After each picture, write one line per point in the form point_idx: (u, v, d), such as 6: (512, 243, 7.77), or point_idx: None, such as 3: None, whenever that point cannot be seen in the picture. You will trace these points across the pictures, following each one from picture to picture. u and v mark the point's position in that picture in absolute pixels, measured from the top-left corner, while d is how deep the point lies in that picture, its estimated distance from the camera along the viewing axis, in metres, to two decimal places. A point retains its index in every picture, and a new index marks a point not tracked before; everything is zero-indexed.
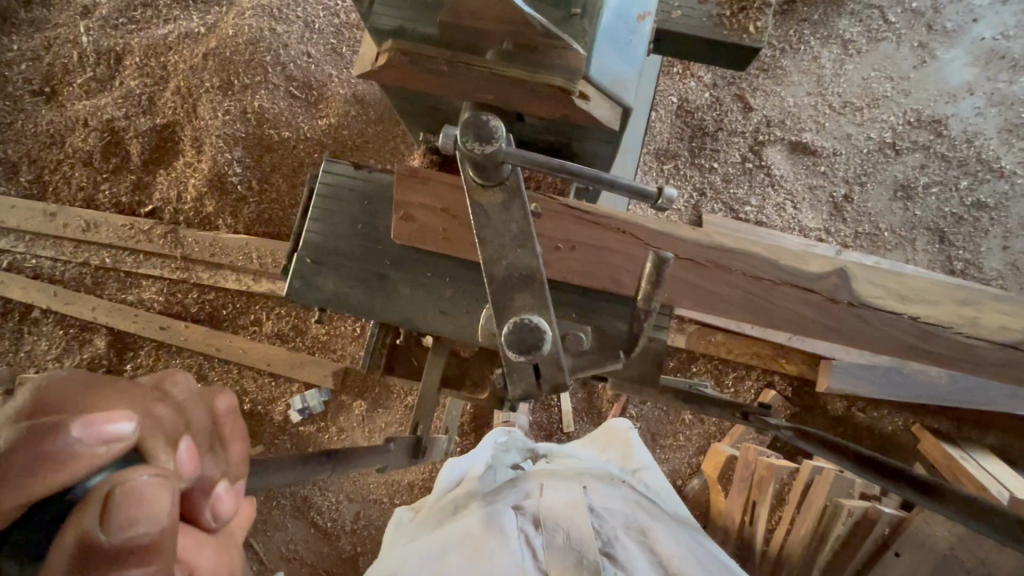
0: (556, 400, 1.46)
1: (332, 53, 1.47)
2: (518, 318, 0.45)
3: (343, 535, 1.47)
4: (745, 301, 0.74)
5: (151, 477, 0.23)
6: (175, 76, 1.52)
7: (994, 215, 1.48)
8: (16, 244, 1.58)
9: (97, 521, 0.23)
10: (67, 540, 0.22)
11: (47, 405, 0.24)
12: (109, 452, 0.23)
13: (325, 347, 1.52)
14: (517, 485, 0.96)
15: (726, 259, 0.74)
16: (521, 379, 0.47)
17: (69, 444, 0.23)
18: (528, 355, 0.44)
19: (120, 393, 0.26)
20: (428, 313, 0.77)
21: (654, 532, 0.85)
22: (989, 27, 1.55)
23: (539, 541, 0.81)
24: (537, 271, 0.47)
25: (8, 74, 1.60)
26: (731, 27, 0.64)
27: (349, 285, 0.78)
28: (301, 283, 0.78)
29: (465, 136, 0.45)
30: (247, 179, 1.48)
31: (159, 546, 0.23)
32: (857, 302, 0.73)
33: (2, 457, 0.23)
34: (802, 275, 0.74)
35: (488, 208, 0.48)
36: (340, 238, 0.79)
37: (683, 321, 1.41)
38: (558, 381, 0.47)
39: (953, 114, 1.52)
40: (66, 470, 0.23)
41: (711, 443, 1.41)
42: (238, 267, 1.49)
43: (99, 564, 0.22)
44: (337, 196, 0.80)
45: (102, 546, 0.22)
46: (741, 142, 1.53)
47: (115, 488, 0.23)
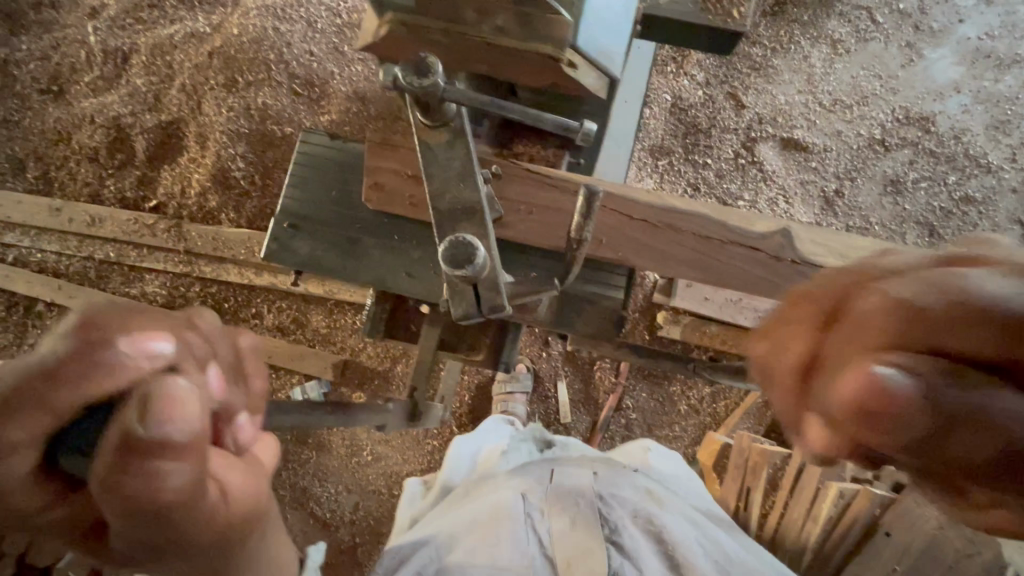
0: (553, 391, 1.48)
1: (333, 51, 1.50)
2: (454, 237, 0.50)
3: (342, 526, 1.48)
4: (696, 259, 0.77)
5: (187, 384, 0.30)
6: (181, 75, 1.55)
7: (982, 209, 1.51)
8: (22, 238, 1.61)
9: (136, 419, 0.28)
10: (114, 433, 0.28)
11: (90, 321, 0.31)
12: (151, 362, 0.30)
13: (325, 340, 1.54)
14: (529, 468, 1.00)
15: (677, 220, 0.77)
16: (462, 300, 0.53)
17: (117, 353, 0.30)
18: (463, 270, 0.49)
19: (155, 318, 0.33)
20: (399, 275, 0.81)
21: (660, 517, 0.88)
22: (974, 27, 1.59)
23: (548, 525, 0.85)
24: (477, 202, 0.56)
25: (16, 73, 1.64)
26: (716, 11, 0.67)
27: (322, 249, 0.82)
28: (280, 247, 0.82)
29: (404, 74, 0.51)
30: (250, 175, 1.51)
31: (186, 448, 0.29)
32: (801, 259, 0.76)
33: (64, 359, 0.30)
34: (749, 235, 0.77)
35: (434, 146, 0.57)
36: (316, 203, 0.84)
37: (677, 312, 1.44)
38: (495, 304, 0.53)
39: (940, 111, 1.56)
40: (115, 375, 0.30)
41: (707, 433, 1.42)
42: (241, 260, 1.52)
43: (136, 454, 0.28)
44: (314, 166, 0.85)
45: (139, 438, 0.28)
46: (734, 138, 1.57)
47: (156, 393, 0.29)
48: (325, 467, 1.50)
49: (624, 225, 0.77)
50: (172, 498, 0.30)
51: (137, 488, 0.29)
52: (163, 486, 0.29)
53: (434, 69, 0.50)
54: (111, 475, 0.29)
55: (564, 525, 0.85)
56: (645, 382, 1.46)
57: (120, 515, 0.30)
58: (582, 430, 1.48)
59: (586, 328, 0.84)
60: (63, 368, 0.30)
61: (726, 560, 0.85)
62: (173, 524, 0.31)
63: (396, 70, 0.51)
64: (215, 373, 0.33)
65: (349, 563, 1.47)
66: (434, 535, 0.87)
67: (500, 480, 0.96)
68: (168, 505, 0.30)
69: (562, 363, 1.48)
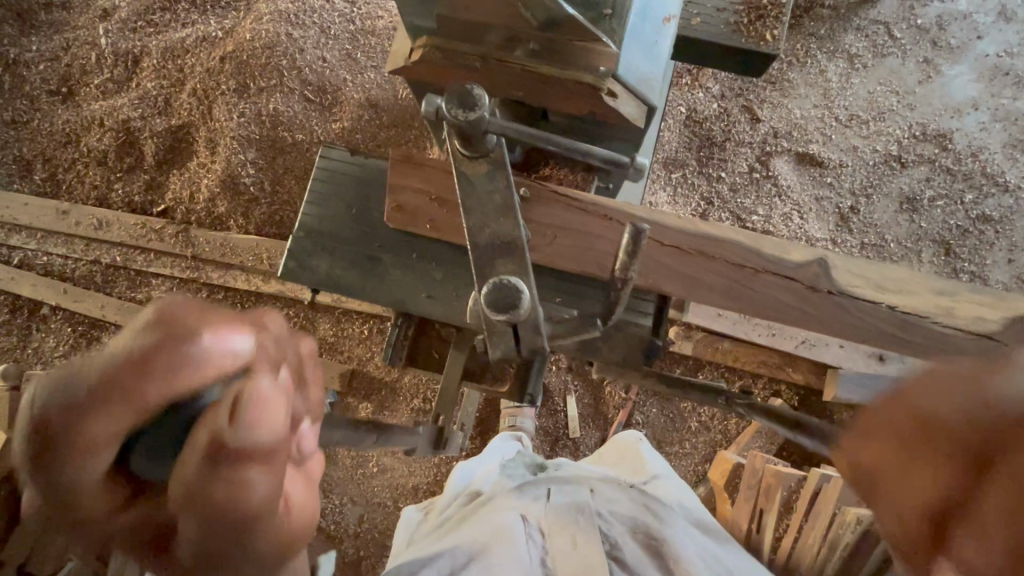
0: (562, 405, 1.47)
1: (347, 58, 1.49)
2: (500, 279, 0.51)
3: (346, 539, 1.46)
4: (729, 287, 0.80)
5: (272, 385, 0.28)
6: (192, 79, 1.54)
7: (999, 228, 1.49)
8: (28, 240, 1.59)
9: (226, 420, 0.27)
10: (203, 434, 0.27)
11: (169, 317, 0.27)
12: (231, 359, 0.28)
13: (333, 349, 1.53)
14: (525, 485, 0.98)
15: (711, 248, 0.80)
16: (501, 342, 0.53)
17: (198, 348, 0.27)
18: (507, 314, 0.50)
19: (233, 314, 0.30)
20: (417, 296, 0.79)
21: (657, 532, 0.87)
22: (993, 44, 1.58)
23: (548, 541, 0.84)
24: (517, 238, 0.54)
25: (25, 74, 1.63)
26: (748, 34, 0.66)
27: (342, 265, 0.81)
28: (297, 265, 0.81)
29: (449, 107, 0.50)
30: (260, 181, 1.50)
31: (273, 452, 0.28)
32: (837, 290, 0.79)
33: (132, 353, 0.26)
34: (783, 264, 0.79)
35: (473, 178, 0.54)
36: (335, 221, 0.82)
37: (690, 328, 1.42)
38: (536, 345, 0.54)
39: (957, 128, 1.54)
40: (189, 370, 0.27)
41: (718, 451, 1.41)
42: (248, 267, 1.50)
43: (227, 458, 0.27)
44: (335, 183, 0.83)
45: (229, 442, 0.27)
46: (749, 152, 1.55)
47: (247, 395, 0.27)
48: (330, 478, 1.48)
49: (657, 252, 0.80)
50: (257, 508, 0.28)
51: (227, 492, 0.27)
52: (250, 496, 0.28)
53: (483, 103, 0.48)
54: (204, 478, 0.27)
55: (563, 539, 0.83)
56: (655, 398, 1.44)
57: (207, 524, 0.27)
58: (592, 445, 1.46)
59: (610, 354, 0.83)
60: (150, 357, 0.26)
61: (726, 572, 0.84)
62: (254, 536, 0.29)
63: (442, 100, 0.49)
64: (294, 376, 0.31)
65: None
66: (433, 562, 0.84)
67: (498, 501, 0.94)
68: (254, 514, 0.28)
69: (572, 377, 1.47)
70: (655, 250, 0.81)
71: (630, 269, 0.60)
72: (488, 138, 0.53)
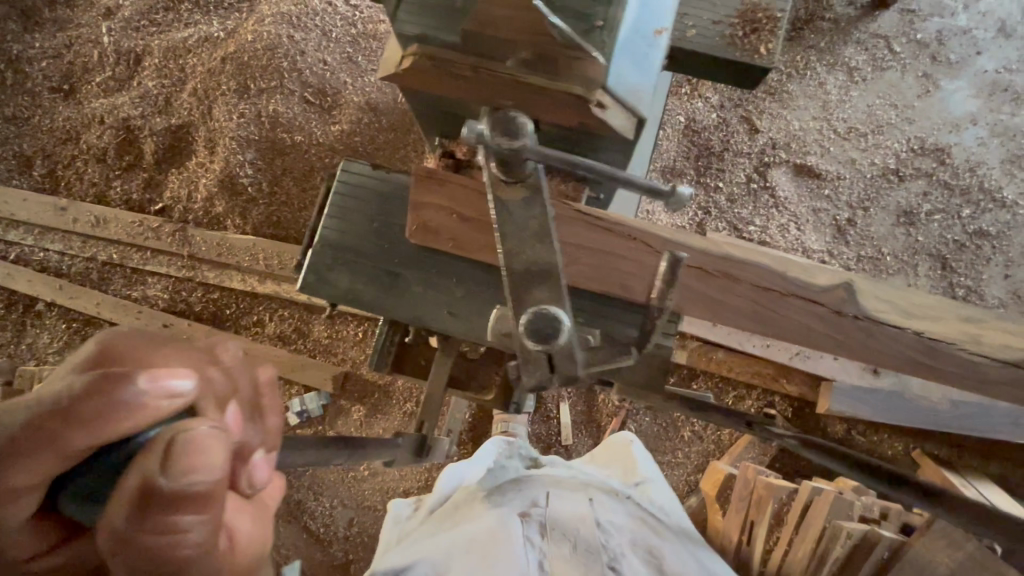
0: (555, 412, 1.46)
1: (347, 62, 1.49)
2: (536, 308, 0.51)
3: (336, 542, 1.46)
4: (759, 311, 0.78)
5: (207, 430, 0.30)
6: (192, 78, 1.54)
7: (995, 243, 1.49)
8: (25, 236, 1.60)
9: (159, 468, 0.29)
10: (134, 479, 0.29)
11: (110, 357, 0.33)
12: (170, 403, 0.30)
13: (327, 351, 1.52)
14: (522, 487, 0.97)
15: (740, 271, 0.78)
16: (535, 370, 0.51)
17: (135, 393, 0.30)
18: (543, 344, 0.50)
19: (179, 358, 0.35)
20: (437, 313, 0.79)
21: (656, 547, 0.87)
22: (992, 60, 1.58)
23: (547, 546, 0.83)
24: (554, 266, 0.53)
25: (28, 70, 1.63)
26: (743, 48, 0.66)
27: (362, 282, 0.81)
28: (316, 278, 0.81)
29: (491, 132, 0.49)
30: (258, 182, 1.50)
31: (206, 495, 0.30)
32: (862, 315, 0.78)
33: (76, 400, 0.30)
34: (810, 288, 0.78)
35: (509, 203, 0.54)
36: (355, 235, 0.82)
37: (684, 337, 1.42)
38: (570, 374, 0.52)
39: (956, 142, 1.54)
40: (125, 417, 0.30)
41: (710, 461, 1.41)
42: (245, 267, 1.50)
43: (159, 503, 0.29)
44: (355, 195, 0.83)
45: (160, 487, 0.29)
46: (747, 162, 1.55)
47: (179, 442, 0.29)
48: (321, 480, 1.48)
49: (686, 275, 0.78)
50: (189, 547, 0.30)
51: (158, 535, 0.29)
52: (179, 540, 0.30)
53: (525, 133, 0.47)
54: (136, 522, 0.29)
55: (563, 549, 0.83)
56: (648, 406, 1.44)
57: (140, 564, 0.30)
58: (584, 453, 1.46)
59: None
60: (85, 407, 0.30)
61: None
62: None
63: (486, 128, 0.48)
64: (234, 417, 0.34)
65: None
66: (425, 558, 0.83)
67: (495, 502, 0.93)
68: (186, 553, 0.30)
69: (566, 384, 1.46)
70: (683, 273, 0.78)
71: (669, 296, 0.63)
72: (526, 163, 0.52)
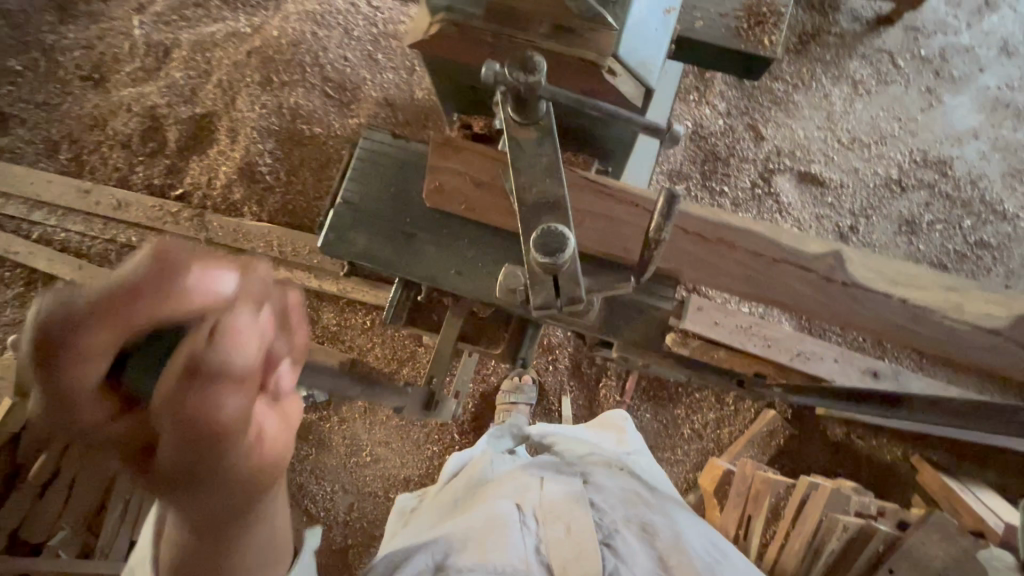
0: (557, 405, 1.48)
1: (367, 59, 1.54)
2: (546, 226, 0.54)
3: (335, 526, 1.48)
4: (750, 275, 0.83)
5: (250, 321, 0.36)
6: (218, 71, 1.60)
7: (996, 254, 1.52)
8: (49, 217, 1.65)
9: (205, 345, 0.35)
10: (184, 355, 0.34)
11: (163, 252, 0.33)
12: (213, 296, 0.35)
13: (335, 337, 1.55)
14: (518, 472, 0.98)
15: (733, 236, 0.83)
16: (543, 289, 0.56)
17: (184, 287, 0.33)
18: (551, 258, 0.53)
19: (223, 256, 0.36)
20: (449, 273, 0.82)
21: (650, 519, 0.87)
22: (994, 78, 1.62)
23: (543, 527, 0.85)
24: (563, 199, 0.58)
25: (60, 59, 1.70)
26: (748, 39, 0.70)
27: (379, 242, 0.84)
28: (336, 237, 0.85)
29: (509, 70, 0.55)
30: (276, 171, 1.55)
31: (244, 378, 0.37)
32: (851, 282, 0.81)
33: (128, 282, 0.32)
34: (800, 254, 0.82)
35: (523, 143, 0.59)
36: (376, 198, 0.87)
37: (686, 335, 1.43)
38: (575, 294, 0.56)
39: (958, 155, 1.58)
40: (179, 302, 0.33)
41: (709, 459, 1.42)
42: (258, 252, 1.54)
43: (201, 379, 0.35)
44: (376, 162, 0.88)
45: (206, 363, 0.35)
46: (752, 168, 1.59)
47: (227, 329, 0.35)
48: (323, 464, 1.50)
49: (680, 239, 0.84)
50: (227, 421, 0.37)
51: (200, 406, 0.36)
52: (222, 407, 0.36)
53: (540, 68, 0.53)
54: (185, 392, 0.35)
55: (558, 529, 0.84)
56: (649, 402, 1.46)
57: (186, 434, 0.36)
58: None
59: (631, 333, 0.83)
60: (140, 285, 0.32)
61: (715, 553, 0.84)
62: (219, 451, 0.38)
63: (504, 63, 0.54)
64: (274, 317, 0.39)
65: (339, 564, 1.47)
66: (423, 550, 0.85)
67: (492, 491, 0.94)
68: (223, 428, 0.37)
69: (568, 377, 1.49)
70: (680, 237, 0.85)
71: (664, 232, 0.61)
72: (539, 104, 0.58)
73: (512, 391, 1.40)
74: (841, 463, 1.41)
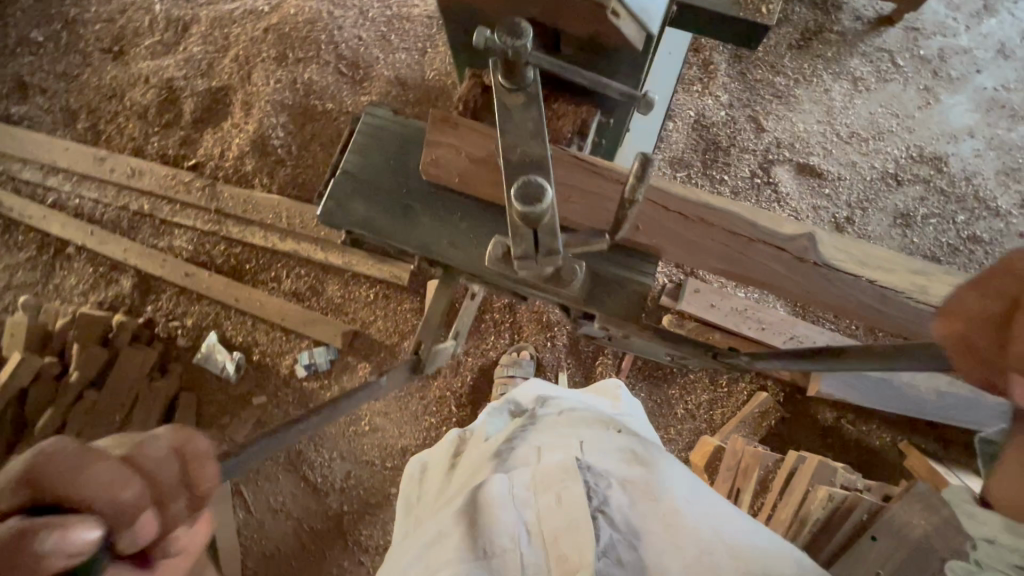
0: (553, 381, 1.51)
1: (381, 39, 1.59)
2: (522, 179, 0.54)
3: (332, 493, 1.50)
4: (724, 253, 0.77)
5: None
6: (236, 46, 1.65)
7: (988, 249, 1.55)
8: (63, 183, 1.69)
9: None
10: None
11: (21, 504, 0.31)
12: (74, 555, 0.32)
13: (339, 309, 1.59)
14: (507, 445, 0.92)
15: (712, 215, 0.76)
16: (522, 242, 0.57)
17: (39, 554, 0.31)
18: (528, 207, 0.53)
19: (103, 474, 0.34)
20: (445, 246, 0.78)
21: (645, 476, 0.79)
22: (991, 79, 1.66)
23: (532, 499, 0.78)
24: (545, 159, 0.59)
25: (82, 31, 1.75)
26: (746, 7, 0.74)
27: (377, 213, 0.80)
28: (335, 206, 0.81)
29: (499, 35, 0.54)
30: (288, 144, 1.59)
31: None
32: (821, 263, 0.78)
33: None
34: (777, 234, 0.77)
35: (511, 108, 0.58)
36: (376, 171, 0.82)
37: (683, 317, 1.47)
38: (552, 248, 0.57)
39: (953, 152, 1.61)
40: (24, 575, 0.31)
41: (701, 439, 1.45)
42: (268, 224, 1.58)
43: None
44: (376, 134, 0.84)
45: None
46: (752, 158, 1.63)
47: None
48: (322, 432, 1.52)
49: (661, 214, 0.76)
50: None
51: None
52: None
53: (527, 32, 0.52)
54: None
55: (545, 498, 0.77)
56: (644, 382, 1.49)
57: None
58: None
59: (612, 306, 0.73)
60: None
61: (718, 508, 0.76)
62: None
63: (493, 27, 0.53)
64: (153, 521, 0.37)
65: (334, 531, 1.49)
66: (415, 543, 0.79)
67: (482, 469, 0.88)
68: None
69: (565, 355, 1.52)
70: (659, 213, 0.76)
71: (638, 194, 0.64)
72: (527, 70, 0.57)
73: (511, 365, 1.47)
74: (831, 447, 1.44)
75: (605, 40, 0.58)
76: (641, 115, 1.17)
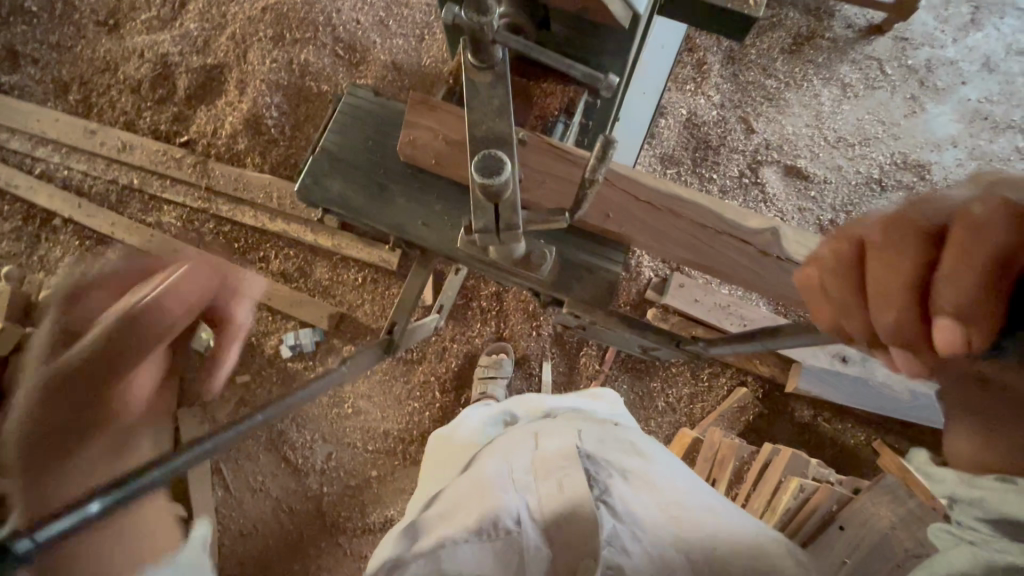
0: (537, 370, 1.53)
1: (379, 24, 1.59)
2: (486, 151, 0.44)
3: (312, 474, 1.50)
4: (690, 244, 0.74)
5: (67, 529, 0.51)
6: (233, 24, 1.64)
7: None
8: (52, 154, 1.67)
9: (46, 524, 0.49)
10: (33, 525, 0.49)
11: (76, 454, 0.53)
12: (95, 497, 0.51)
13: (326, 291, 1.59)
14: (506, 442, 0.91)
15: (679, 205, 0.73)
16: (480, 216, 0.47)
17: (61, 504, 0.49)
18: (487, 179, 0.43)
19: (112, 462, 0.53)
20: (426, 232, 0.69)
21: (654, 476, 0.77)
22: (975, 90, 1.70)
23: (538, 486, 0.76)
24: (512, 137, 0.52)
25: (78, 3, 1.73)
26: None
27: (354, 192, 0.72)
28: (310, 183, 0.72)
29: (465, 10, 0.50)
30: (281, 124, 1.59)
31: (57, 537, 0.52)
32: (786, 258, 0.75)
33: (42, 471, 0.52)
34: (742, 227, 0.74)
35: (478, 85, 0.54)
36: (355, 149, 0.74)
37: (667, 311, 1.49)
38: (514, 224, 0.48)
39: (936, 161, 1.65)
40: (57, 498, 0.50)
41: (680, 431, 1.47)
42: (259, 204, 1.58)
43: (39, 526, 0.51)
44: (356, 110, 0.75)
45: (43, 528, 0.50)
46: (741, 159, 1.65)
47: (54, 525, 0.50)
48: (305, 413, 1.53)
49: (628, 202, 0.72)
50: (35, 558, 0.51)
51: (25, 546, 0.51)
52: None
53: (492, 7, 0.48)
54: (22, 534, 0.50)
55: (552, 486, 0.75)
56: (626, 374, 1.51)
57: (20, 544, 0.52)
58: None
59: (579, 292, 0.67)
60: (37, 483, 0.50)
61: (730, 514, 0.73)
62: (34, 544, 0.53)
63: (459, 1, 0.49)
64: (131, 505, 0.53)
65: (313, 512, 1.49)
66: (412, 531, 0.76)
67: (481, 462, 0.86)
68: None
69: (550, 344, 1.53)
70: (627, 202, 0.73)
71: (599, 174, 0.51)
72: (495, 47, 0.52)
73: (490, 366, 1.48)
74: (807, 444, 1.46)
75: (594, 17, 0.59)
76: (632, 107, 1.18)
